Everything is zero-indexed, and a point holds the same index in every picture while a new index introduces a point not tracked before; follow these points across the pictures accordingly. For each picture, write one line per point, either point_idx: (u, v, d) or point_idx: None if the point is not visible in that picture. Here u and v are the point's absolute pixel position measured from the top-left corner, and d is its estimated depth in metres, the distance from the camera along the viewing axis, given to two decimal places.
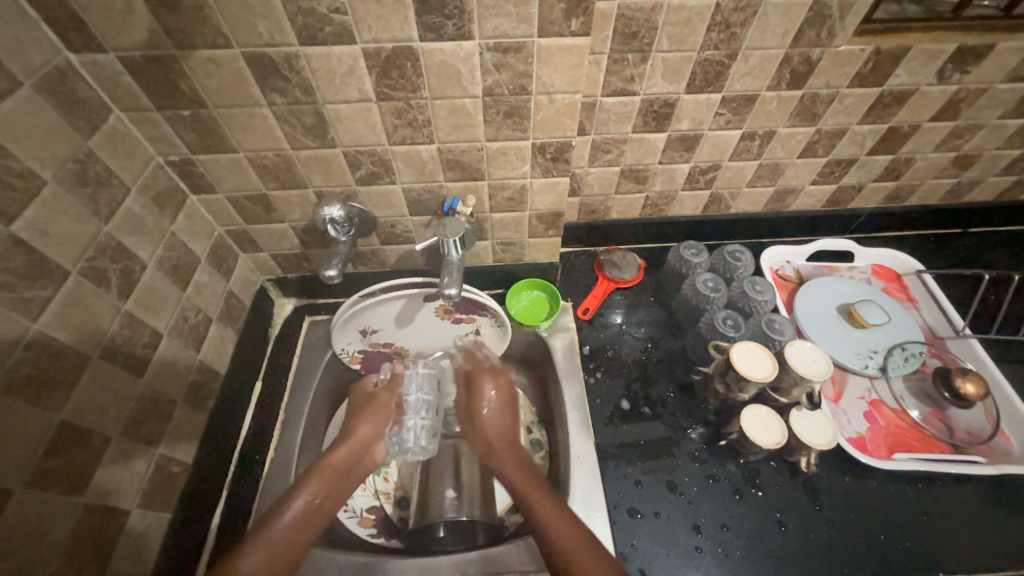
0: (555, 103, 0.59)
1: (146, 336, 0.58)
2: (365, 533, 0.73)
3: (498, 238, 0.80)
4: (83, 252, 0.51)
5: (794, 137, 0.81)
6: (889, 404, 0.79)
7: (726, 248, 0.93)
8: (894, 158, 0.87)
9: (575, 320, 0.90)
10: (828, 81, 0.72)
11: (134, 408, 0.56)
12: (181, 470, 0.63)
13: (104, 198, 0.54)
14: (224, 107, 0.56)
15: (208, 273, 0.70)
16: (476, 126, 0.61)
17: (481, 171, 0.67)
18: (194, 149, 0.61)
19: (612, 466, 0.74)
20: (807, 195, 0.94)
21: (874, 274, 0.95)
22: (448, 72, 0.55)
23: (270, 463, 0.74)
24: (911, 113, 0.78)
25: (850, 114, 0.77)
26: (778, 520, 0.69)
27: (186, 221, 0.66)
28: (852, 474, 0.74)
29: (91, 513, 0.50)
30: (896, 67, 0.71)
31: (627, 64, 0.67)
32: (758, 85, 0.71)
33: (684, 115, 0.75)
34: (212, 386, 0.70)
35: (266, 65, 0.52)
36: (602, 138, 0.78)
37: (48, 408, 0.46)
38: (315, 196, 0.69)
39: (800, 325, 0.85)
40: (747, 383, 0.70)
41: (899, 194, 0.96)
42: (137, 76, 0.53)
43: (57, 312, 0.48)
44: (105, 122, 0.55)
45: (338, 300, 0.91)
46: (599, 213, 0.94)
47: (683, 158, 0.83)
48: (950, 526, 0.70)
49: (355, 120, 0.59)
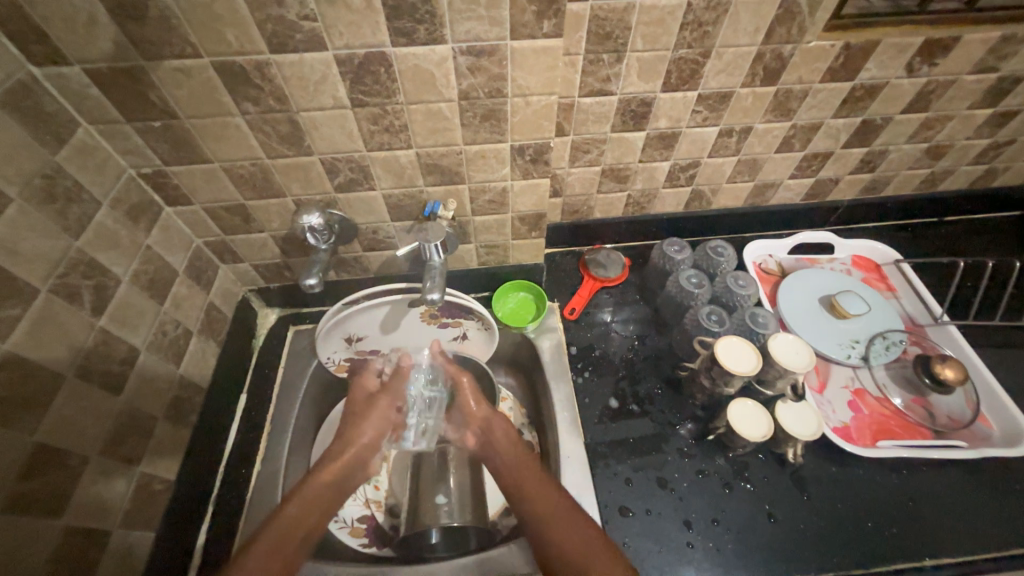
0: (531, 105, 0.59)
1: (123, 352, 0.57)
2: (356, 544, 0.72)
3: (482, 241, 0.80)
4: (54, 269, 0.50)
5: (770, 132, 0.82)
6: (872, 393, 0.80)
7: (709, 243, 0.94)
8: (869, 150, 0.88)
9: (562, 320, 0.90)
10: (800, 76, 0.73)
11: (112, 426, 0.55)
12: (165, 487, 0.61)
13: (74, 213, 0.53)
14: (196, 117, 0.56)
15: (187, 285, 0.69)
16: (453, 130, 0.61)
17: (461, 175, 0.67)
18: (168, 160, 0.60)
19: (603, 465, 0.74)
20: (786, 189, 0.95)
21: (854, 265, 0.97)
22: (422, 77, 0.55)
23: (257, 477, 0.73)
24: (883, 106, 0.80)
25: (824, 109, 0.79)
26: (767, 512, 0.70)
27: (161, 234, 0.65)
28: (838, 463, 0.75)
29: (70, 536, 0.49)
30: (866, 61, 0.72)
31: (602, 64, 0.68)
32: (733, 82, 0.72)
33: (662, 113, 0.76)
34: (194, 400, 0.69)
35: (237, 73, 0.52)
36: (581, 139, 0.78)
37: (22, 430, 0.45)
38: (294, 205, 0.68)
39: (783, 318, 0.87)
40: (732, 377, 0.71)
41: (875, 185, 0.98)
42: (105, 88, 0.52)
43: (27, 331, 0.47)
44: (73, 136, 0.54)
45: (322, 308, 0.90)
46: (582, 212, 0.94)
47: (662, 156, 0.84)
48: (934, 511, 0.71)
49: (330, 127, 0.59)
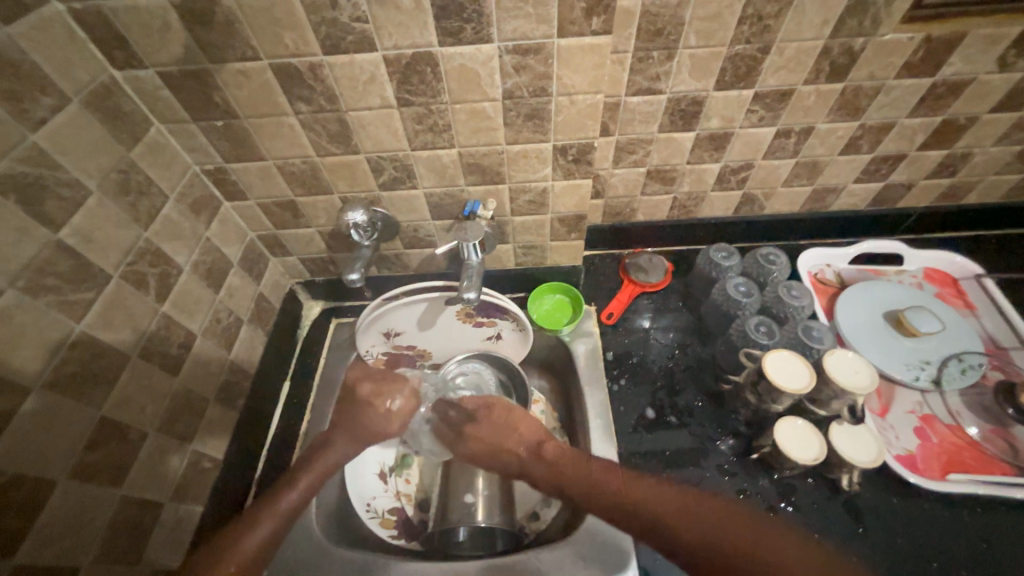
0: (576, 104, 0.58)
1: (181, 337, 0.61)
2: (386, 534, 0.73)
3: (520, 241, 0.79)
4: (125, 257, 0.54)
5: (834, 133, 0.76)
6: (943, 420, 0.73)
7: (760, 250, 0.88)
8: (948, 154, 0.80)
9: (598, 324, 0.88)
10: (872, 72, 0.67)
11: (167, 405, 0.58)
12: (212, 465, 0.65)
13: (145, 205, 0.57)
14: (254, 117, 0.59)
15: (240, 276, 0.73)
16: (495, 130, 0.61)
17: (502, 175, 0.67)
18: (228, 158, 0.64)
19: (637, 476, 0.71)
20: (850, 195, 0.88)
21: (926, 278, 0.89)
22: (468, 76, 0.55)
23: (296, 460, 0.76)
24: (968, 105, 0.72)
25: (898, 108, 0.72)
26: (817, 541, 0.65)
27: (220, 227, 0.69)
28: (901, 494, 0.68)
29: (128, 505, 0.52)
30: (950, 55, 0.65)
31: (651, 62, 0.65)
32: (794, 79, 0.68)
33: (714, 112, 0.72)
34: (243, 385, 0.72)
35: (292, 75, 0.54)
36: (627, 139, 0.76)
37: (89, 404, 0.49)
38: (340, 202, 0.71)
39: (842, 332, 0.80)
40: (781, 395, 0.66)
41: (955, 192, 0.89)
42: (175, 90, 0.55)
43: (100, 312, 0.51)
44: (147, 134, 0.58)
45: (363, 302, 0.93)
46: (624, 215, 0.92)
47: (712, 157, 0.80)
48: (1014, 556, 0.63)
49: (377, 126, 0.60)
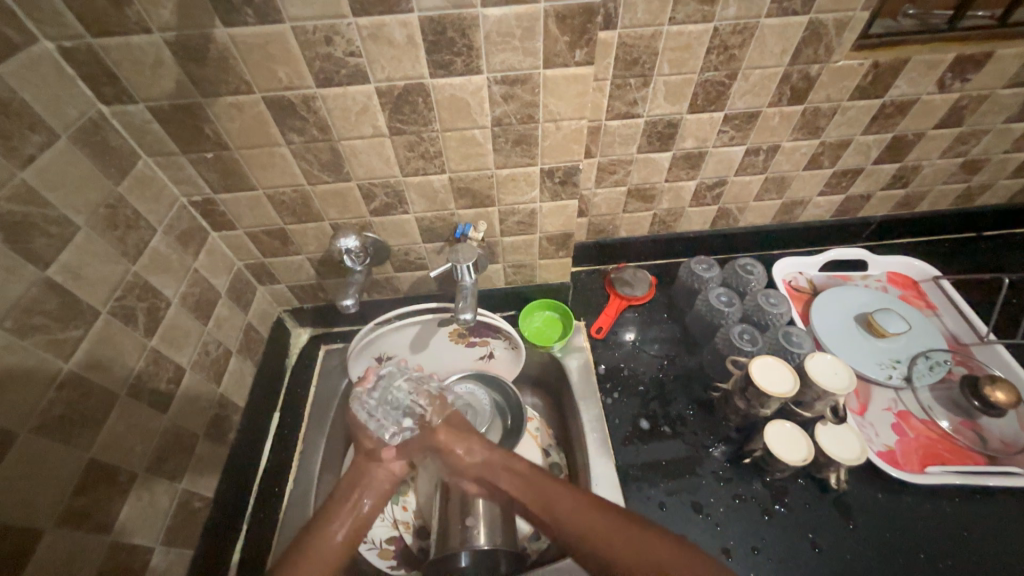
0: (562, 130, 0.61)
1: (170, 371, 0.60)
2: (385, 566, 0.73)
3: (510, 261, 0.81)
4: (113, 292, 0.53)
5: (798, 150, 0.82)
6: (917, 415, 0.77)
7: (737, 261, 0.93)
8: (901, 166, 0.87)
9: (589, 339, 0.89)
10: (829, 95, 0.73)
11: (156, 444, 0.56)
12: (202, 505, 0.62)
13: (133, 239, 0.56)
14: (246, 148, 0.59)
15: (228, 307, 0.72)
16: (485, 155, 0.63)
17: (492, 198, 0.69)
18: (217, 188, 0.63)
19: (636, 488, 0.72)
20: (816, 206, 0.94)
21: (890, 281, 0.94)
22: (458, 106, 0.57)
23: (289, 496, 0.74)
24: (915, 123, 0.79)
25: (853, 126, 0.78)
26: (812, 541, 0.67)
27: (207, 257, 0.68)
28: (885, 490, 0.71)
29: (117, 552, 0.50)
30: (895, 79, 0.72)
31: (629, 88, 0.69)
32: (760, 102, 0.73)
33: (689, 134, 0.77)
34: (232, 418, 0.70)
35: (285, 107, 0.55)
36: (608, 160, 0.80)
37: (77, 447, 0.47)
38: (331, 228, 0.71)
39: (818, 336, 0.84)
40: (769, 399, 0.69)
41: (909, 201, 0.96)
42: (165, 123, 0.56)
43: (88, 351, 0.49)
44: (134, 167, 0.57)
45: (352, 327, 0.92)
46: (607, 231, 0.95)
47: (688, 175, 0.84)
48: (992, 543, 0.67)
49: (370, 155, 0.61)
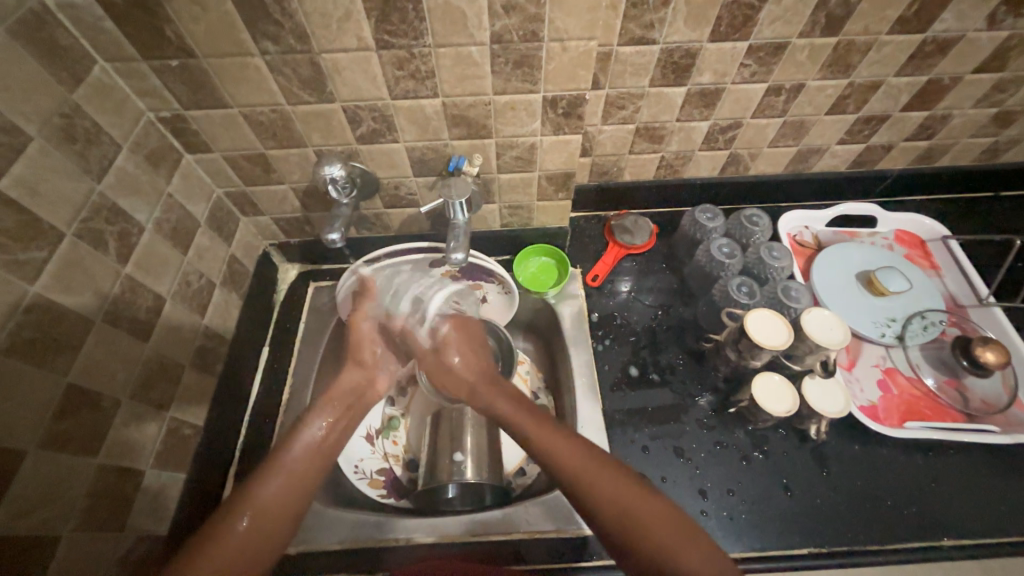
0: (568, 51, 0.54)
1: (149, 300, 0.58)
2: (375, 494, 0.75)
3: (506, 201, 0.77)
4: (78, 213, 0.49)
5: (823, 91, 0.75)
6: (904, 373, 0.78)
7: (743, 212, 0.89)
8: (930, 115, 0.81)
9: (584, 286, 0.88)
10: (866, 27, 0.66)
11: (140, 372, 0.56)
12: (193, 432, 0.63)
13: (95, 155, 0.51)
14: (215, 56, 0.53)
15: (209, 237, 0.69)
16: (482, 78, 0.57)
17: (489, 128, 0.63)
18: (186, 104, 0.58)
19: (621, 432, 0.73)
20: (832, 156, 0.89)
21: (896, 240, 0.92)
22: (453, 16, 0.50)
23: (281, 426, 0.74)
24: (954, 65, 0.72)
25: (887, 65, 0.72)
26: (785, 485, 0.70)
27: (182, 182, 0.64)
28: (862, 442, 0.73)
29: (106, 473, 0.51)
30: (942, 11, 0.64)
31: (647, 8, 0.62)
32: (789, 31, 0.66)
33: (707, 66, 0.70)
34: (219, 350, 0.70)
35: (256, 8, 0.48)
36: (617, 93, 0.73)
37: (54, 372, 0.46)
38: (315, 156, 0.66)
39: (816, 292, 0.83)
40: (760, 351, 0.69)
41: (931, 154, 0.90)
42: (120, 21, 0.49)
43: (56, 273, 0.47)
44: (90, 73, 0.51)
45: (341, 265, 0.90)
46: (611, 174, 0.90)
47: (702, 114, 0.78)
48: (958, 494, 0.69)
49: (355, 71, 0.55)
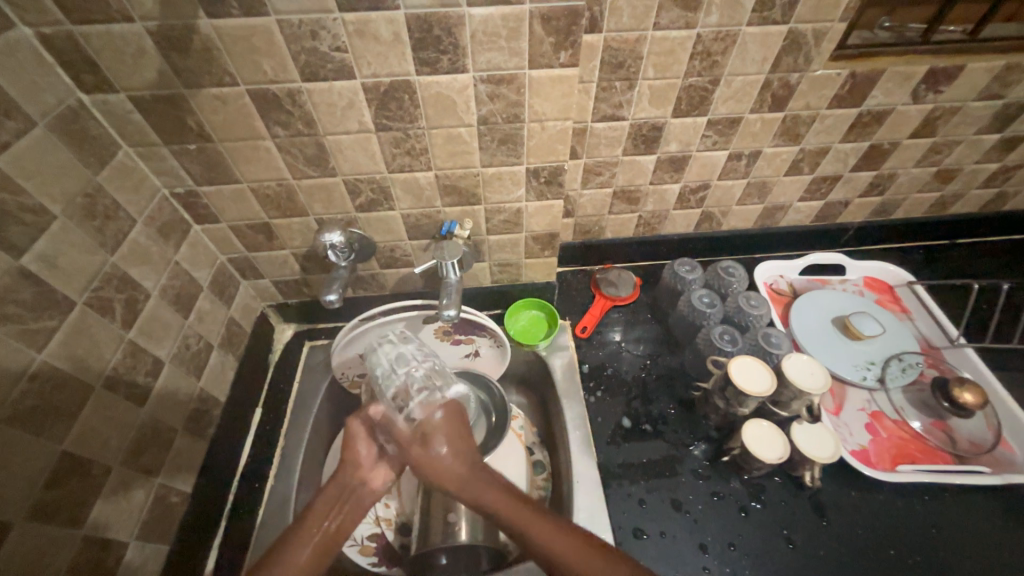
0: (547, 130, 0.61)
1: (148, 365, 0.59)
2: (366, 563, 0.71)
3: (496, 259, 0.82)
4: (90, 283, 0.52)
5: (779, 156, 0.84)
6: (889, 416, 0.79)
7: (720, 264, 0.95)
8: (877, 174, 0.90)
9: (573, 338, 0.90)
10: (808, 103, 0.75)
11: (133, 438, 0.56)
12: (180, 500, 0.62)
13: (112, 230, 0.55)
14: (229, 140, 0.59)
15: (210, 300, 0.71)
16: (471, 154, 0.63)
17: (477, 196, 0.69)
18: (199, 181, 0.63)
19: (617, 486, 0.73)
20: (796, 212, 0.97)
21: (866, 286, 0.97)
22: (443, 104, 0.57)
23: (270, 493, 0.72)
24: (890, 132, 0.81)
25: (831, 134, 0.80)
26: (786, 537, 0.69)
27: (189, 250, 0.68)
28: (858, 488, 0.73)
29: (88, 547, 0.49)
30: (871, 90, 0.74)
31: (615, 91, 0.70)
32: (742, 108, 0.74)
33: (672, 137, 0.78)
34: (212, 414, 0.70)
35: (270, 100, 0.55)
36: (594, 162, 0.81)
37: (50, 438, 0.46)
38: (316, 223, 0.71)
39: (796, 338, 0.87)
40: (746, 397, 0.70)
41: (885, 208, 0.98)
42: (146, 114, 0.55)
43: (62, 342, 0.48)
44: (115, 158, 0.57)
45: (337, 324, 0.92)
46: (593, 232, 0.96)
47: (673, 178, 0.85)
48: (957, 540, 0.69)
49: (355, 150, 0.61)
